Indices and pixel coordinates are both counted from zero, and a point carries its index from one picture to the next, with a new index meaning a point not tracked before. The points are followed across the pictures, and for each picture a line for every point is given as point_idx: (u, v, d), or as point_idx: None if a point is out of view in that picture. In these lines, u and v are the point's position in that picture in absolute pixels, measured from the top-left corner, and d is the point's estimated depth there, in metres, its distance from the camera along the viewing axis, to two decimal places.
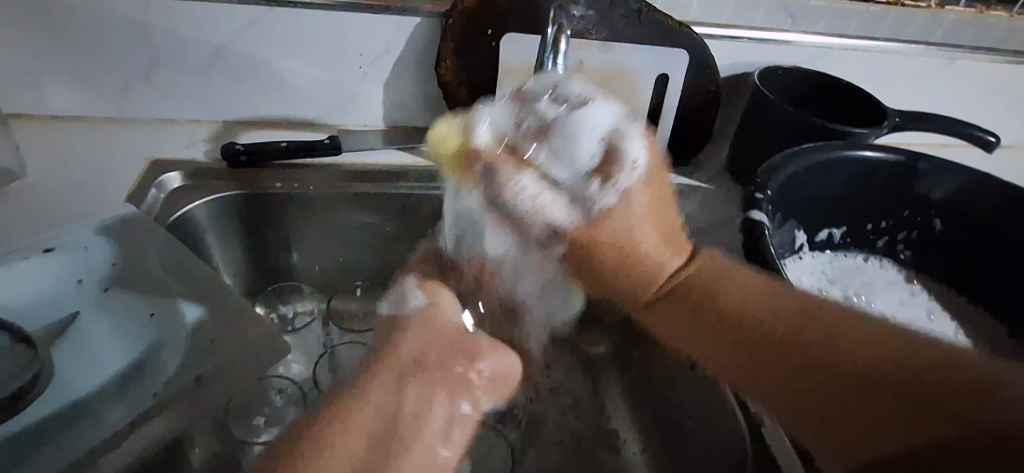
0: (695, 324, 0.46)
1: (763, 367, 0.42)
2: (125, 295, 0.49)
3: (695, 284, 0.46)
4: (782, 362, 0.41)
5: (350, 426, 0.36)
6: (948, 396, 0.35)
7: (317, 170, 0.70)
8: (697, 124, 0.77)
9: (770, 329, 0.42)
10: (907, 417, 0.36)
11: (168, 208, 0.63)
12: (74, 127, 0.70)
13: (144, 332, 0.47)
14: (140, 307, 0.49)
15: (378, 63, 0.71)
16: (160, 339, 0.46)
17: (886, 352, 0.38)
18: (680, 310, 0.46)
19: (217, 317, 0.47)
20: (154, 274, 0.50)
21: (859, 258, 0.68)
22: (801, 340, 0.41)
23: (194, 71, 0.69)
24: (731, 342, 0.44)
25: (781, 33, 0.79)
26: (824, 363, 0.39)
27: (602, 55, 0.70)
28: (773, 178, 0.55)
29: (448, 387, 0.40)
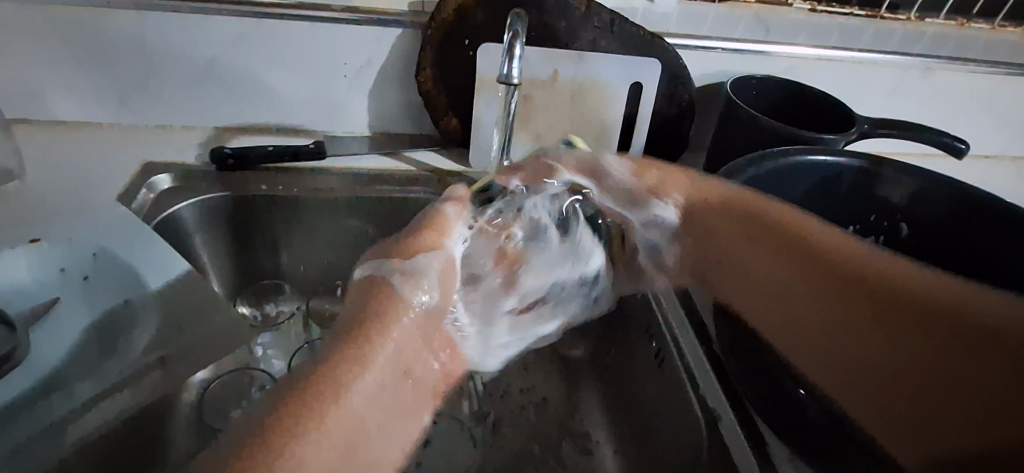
0: (766, 261, 0.57)
1: (825, 299, 0.54)
2: (108, 285, 0.52)
3: (769, 224, 0.56)
4: (847, 297, 0.53)
5: (322, 429, 0.38)
6: (969, 326, 0.48)
7: (300, 173, 0.73)
8: (672, 132, 0.79)
9: (841, 268, 0.53)
10: (942, 350, 0.48)
11: (156, 208, 0.66)
12: (73, 132, 0.74)
13: (120, 317, 0.51)
14: (119, 295, 0.52)
15: (362, 72, 0.75)
16: (138, 325, 0.50)
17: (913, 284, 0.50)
18: (734, 239, 0.59)
19: (189, 307, 0.50)
20: (134, 267, 0.53)
21: None
22: (870, 280, 0.52)
23: (188, 80, 0.73)
24: (782, 264, 0.56)
25: (756, 44, 0.80)
26: (886, 299, 0.51)
27: (575, 66, 0.73)
28: (732, 181, 0.57)
29: (418, 391, 0.47)
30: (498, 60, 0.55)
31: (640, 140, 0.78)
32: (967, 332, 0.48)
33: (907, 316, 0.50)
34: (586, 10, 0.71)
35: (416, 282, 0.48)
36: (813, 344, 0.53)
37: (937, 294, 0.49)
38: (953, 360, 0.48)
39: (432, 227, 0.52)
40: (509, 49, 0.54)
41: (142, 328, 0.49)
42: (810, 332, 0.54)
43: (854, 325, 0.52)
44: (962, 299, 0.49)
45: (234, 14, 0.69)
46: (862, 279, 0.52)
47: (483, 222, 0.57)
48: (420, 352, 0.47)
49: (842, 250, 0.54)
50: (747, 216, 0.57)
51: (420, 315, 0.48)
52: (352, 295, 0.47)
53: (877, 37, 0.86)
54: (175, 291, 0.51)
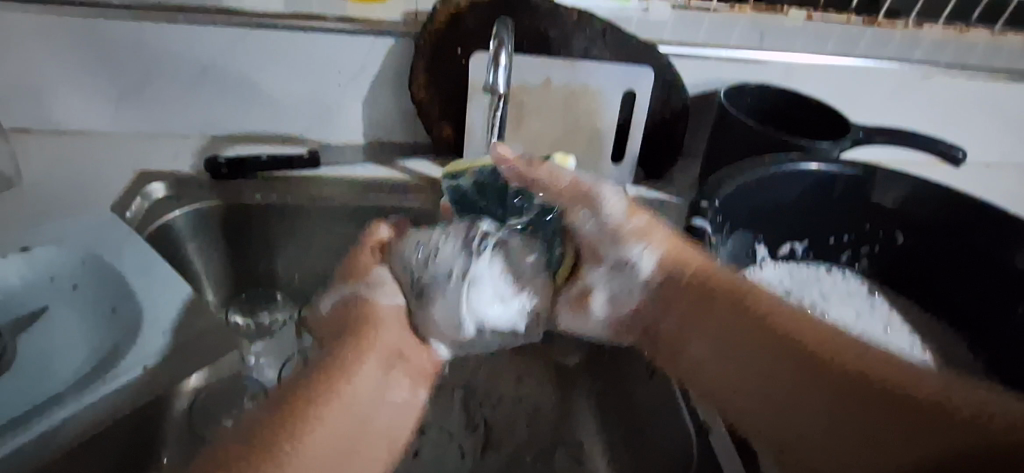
0: (729, 332, 0.50)
1: (776, 371, 0.47)
2: (97, 292, 0.53)
3: (726, 290, 0.51)
4: (805, 368, 0.46)
5: (301, 435, 0.43)
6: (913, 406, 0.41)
7: (294, 181, 0.73)
8: (666, 140, 0.79)
9: (812, 348, 0.46)
10: (895, 428, 0.41)
11: (149, 216, 0.67)
12: (71, 140, 0.74)
13: (108, 325, 0.51)
14: (106, 304, 0.52)
15: (356, 80, 0.75)
16: (123, 333, 0.50)
17: (866, 360, 0.44)
18: (689, 302, 0.52)
19: (175, 314, 0.50)
20: (119, 275, 0.52)
21: (822, 269, 0.68)
22: (829, 355, 0.45)
23: (183, 89, 0.74)
24: (735, 332, 0.49)
25: (749, 52, 0.80)
26: (843, 379, 0.44)
27: (568, 74, 0.73)
28: (722, 188, 0.57)
29: (411, 375, 0.52)
30: (484, 69, 0.56)
31: (635, 148, 0.78)
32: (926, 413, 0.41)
33: (849, 389, 0.44)
34: (578, 18, 0.72)
35: (386, 288, 0.53)
36: (776, 415, 0.47)
37: (920, 390, 0.42)
38: (912, 454, 0.40)
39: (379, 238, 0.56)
40: (496, 58, 0.55)
41: (128, 336, 0.49)
42: (760, 405, 0.47)
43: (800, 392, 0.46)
44: (909, 376, 0.43)
45: (229, 23, 0.69)
46: (818, 352, 0.46)
47: (430, 249, 0.51)
48: (410, 340, 0.52)
49: (803, 324, 0.47)
50: (705, 282, 0.51)
51: (394, 314, 0.52)
52: (334, 317, 0.53)
53: (873, 44, 0.86)
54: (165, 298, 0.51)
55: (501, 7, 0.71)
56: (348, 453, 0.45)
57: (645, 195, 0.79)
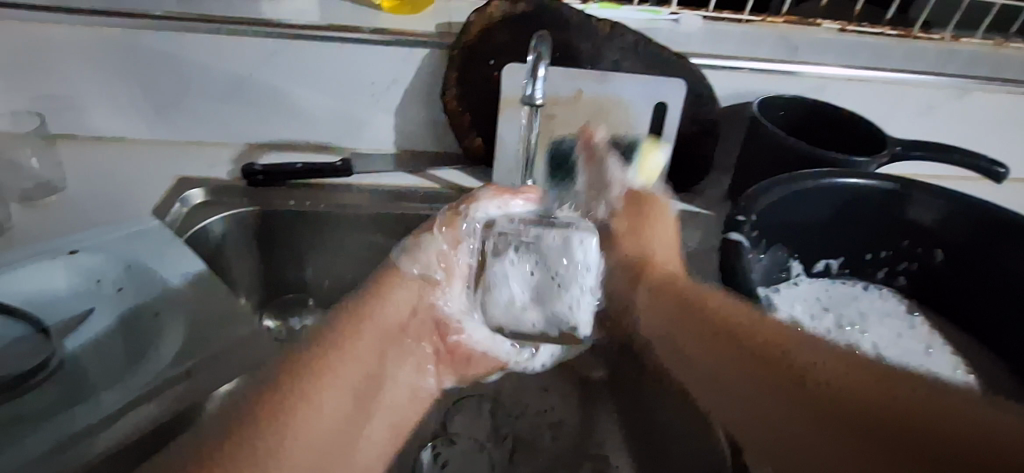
0: (694, 336, 0.48)
1: (733, 370, 0.44)
2: (137, 297, 0.54)
3: (695, 296, 0.50)
4: (761, 377, 0.42)
5: (312, 395, 0.44)
6: (890, 412, 0.35)
7: (326, 189, 0.74)
8: (696, 152, 0.79)
9: (774, 348, 0.43)
10: (874, 455, 0.35)
11: (187, 222, 0.68)
12: (113, 147, 0.77)
13: (148, 330, 0.52)
14: (146, 308, 0.53)
15: (388, 91, 0.76)
16: (163, 339, 0.50)
17: (833, 361, 0.40)
18: (663, 302, 0.52)
19: (213, 321, 0.51)
20: (162, 279, 0.54)
21: (858, 287, 0.67)
22: (796, 364, 0.41)
23: (222, 99, 0.76)
24: (703, 333, 0.47)
25: (782, 65, 0.79)
26: (818, 390, 0.39)
27: (600, 86, 0.73)
28: (757, 203, 0.56)
29: (416, 359, 0.59)
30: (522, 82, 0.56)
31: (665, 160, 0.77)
32: (903, 423, 0.35)
33: (824, 403, 0.38)
34: (609, 30, 0.72)
35: (419, 260, 0.58)
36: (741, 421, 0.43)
37: (897, 401, 0.36)
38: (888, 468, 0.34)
39: (471, 198, 0.59)
40: (533, 70, 0.55)
41: (167, 341, 0.50)
42: (722, 405, 0.44)
43: (753, 401, 0.42)
44: (886, 381, 0.37)
45: (267, 35, 0.71)
46: (776, 355, 0.42)
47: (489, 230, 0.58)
48: (414, 325, 0.58)
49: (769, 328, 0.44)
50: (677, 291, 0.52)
51: (420, 285, 0.58)
52: (370, 278, 0.57)
53: (908, 57, 0.84)
54: (203, 303, 0.53)
55: (533, 20, 0.71)
56: (348, 428, 0.46)
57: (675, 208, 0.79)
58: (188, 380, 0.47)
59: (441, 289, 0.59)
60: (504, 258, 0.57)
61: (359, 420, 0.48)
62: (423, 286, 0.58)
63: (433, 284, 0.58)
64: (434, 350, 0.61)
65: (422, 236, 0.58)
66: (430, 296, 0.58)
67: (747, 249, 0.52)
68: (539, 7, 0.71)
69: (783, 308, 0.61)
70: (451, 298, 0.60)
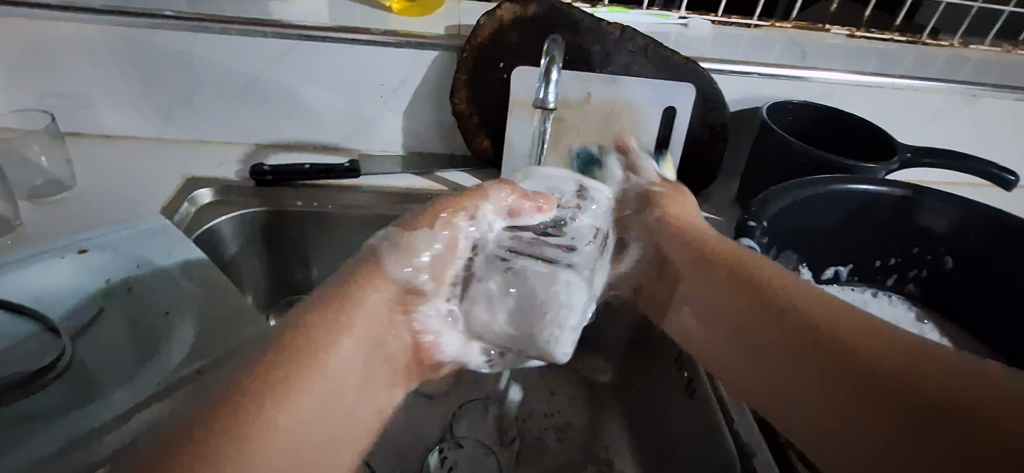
0: (728, 300, 0.49)
1: (767, 334, 0.45)
2: (148, 296, 0.54)
3: (731, 262, 0.51)
4: (795, 340, 0.43)
5: (270, 417, 0.36)
6: (921, 383, 0.37)
7: (334, 190, 0.74)
8: (704, 157, 0.79)
9: (807, 315, 0.44)
10: (900, 422, 0.37)
11: (196, 221, 0.68)
12: (123, 145, 0.77)
13: (157, 329, 0.52)
14: (156, 307, 0.53)
15: (397, 93, 0.76)
16: (173, 338, 0.50)
17: (869, 330, 0.41)
18: (695, 266, 0.53)
19: (222, 321, 0.51)
20: (173, 279, 0.55)
21: (867, 293, 0.67)
22: (832, 330, 0.42)
23: (231, 98, 0.76)
24: (738, 296, 0.48)
25: (792, 70, 0.78)
26: (851, 357, 0.40)
27: (610, 90, 0.73)
28: (768, 208, 0.56)
29: (391, 371, 0.46)
30: (535, 86, 0.56)
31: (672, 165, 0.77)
32: (933, 393, 0.36)
33: (856, 370, 0.39)
34: (620, 34, 0.72)
35: (405, 256, 0.46)
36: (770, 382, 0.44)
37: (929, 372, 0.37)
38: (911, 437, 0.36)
39: (478, 194, 0.49)
40: (547, 74, 0.55)
41: (177, 340, 0.50)
42: (752, 366, 0.46)
43: (784, 356, 0.44)
44: (919, 352, 0.38)
45: (278, 36, 0.71)
46: (810, 323, 0.43)
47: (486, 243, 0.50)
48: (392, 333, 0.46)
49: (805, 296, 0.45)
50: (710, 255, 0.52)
51: (401, 290, 0.46)
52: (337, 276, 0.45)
53: (918, 63, 0.84)
54: (213, 302, 0.53)
55: (544, 23, 0.71)
56: (316, 453, 0.38)
57: None
58: (197, 380, 0.47)
59: (427, 298, 0.47)
60: (490, 277, 0.49)
61: (328, 443, 0.40)
62: (402, 289, 0.46)
63: (417, 292, 0.47)
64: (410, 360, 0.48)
65: (411, 232, 0.47)
66: (411, 302, 0.47)
67: (758, 256, 0.52)
68: (549, 10, 0.71)
69: None
70: (435, 311, 0.48)
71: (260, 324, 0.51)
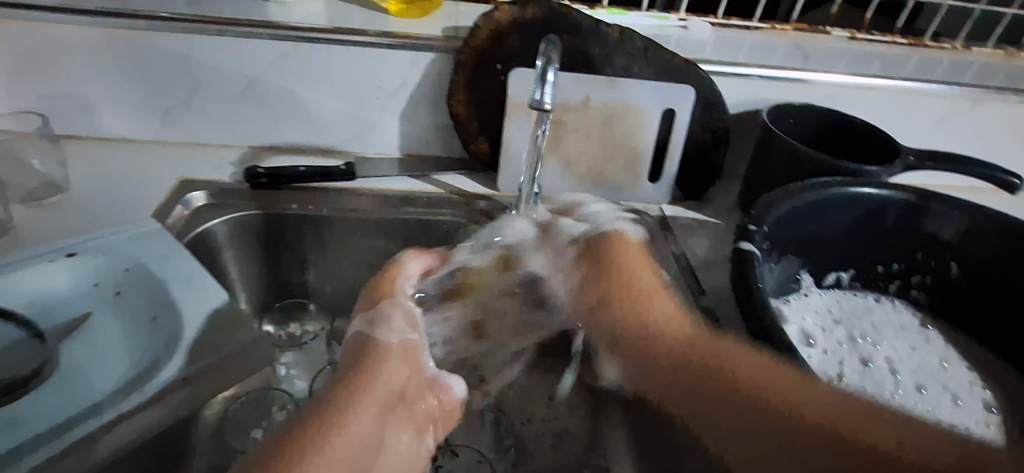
0: (704, 390, 0.45)
1: (761, 430, 0.42)
2: (137, 301, 0.53)
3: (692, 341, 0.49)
4: (793, 437, 0.40)
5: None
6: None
7: (330, 193, 0.73)
8: (705, 160, 0.78)
9: (794, 410, 0.41)
10: None
11: (190, 224, 0.67)
12: (118, 148, 0.76)
13: (145, 334, 0.51)
14: (145, 312, 0.52)
15: (394, 95, 0.75)
16: (162, 342, 0.49)
17: (863, 419, 0.38)
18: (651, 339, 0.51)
19: (212, 325, 0.50)
20: (158, 281, 0.53)
21: (870, 299, 0.65)
22: (826, 423, 0.39)
23: (227, 101, 0.75)
24: (715, 385, 0.45)
25: (794, 72, 0.78)
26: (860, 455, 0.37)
27: (608, 92, 0.72)
28: (769, 211, 0.55)
29: (415, 422, 0.49)
30: (531, 86, 0.55)
31: (672, 168, 0.76)
32: None
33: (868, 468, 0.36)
34: (619, 36, 0.71)
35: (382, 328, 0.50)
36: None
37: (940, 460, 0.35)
38: None
39: (397, 267, 0.56)
40: (543, 75, 0.54)
41: (165, 345, 0.49)
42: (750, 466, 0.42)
43: (781, 452, 0.40)
44: (922, 441, 0.36)
45: (275, 37, 0.70)
46: (805, 417, 0.40)
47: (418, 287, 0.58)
48: (408, 391, 0.49)
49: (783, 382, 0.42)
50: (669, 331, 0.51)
51: (404, 350, 0.50)
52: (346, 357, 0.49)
53: (921, 66, 0.83)
54: (204, 307, 0.52)
55: (543, 25, 0.70)
56: None
57: (682, 216, 0.78)
58: (187, 386, 0.46)
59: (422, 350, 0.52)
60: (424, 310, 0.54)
61: None
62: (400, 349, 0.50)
63: (416, 349, 0.51)
64: (430, 414, 0.51)
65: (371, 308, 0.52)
66: (415, 359, 0.51)
67: (759, 259, 0.51)
68: (549, 13, 0.70)
69: (794, 320, 0.59)
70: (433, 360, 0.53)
71: (252, 330, 0.50)
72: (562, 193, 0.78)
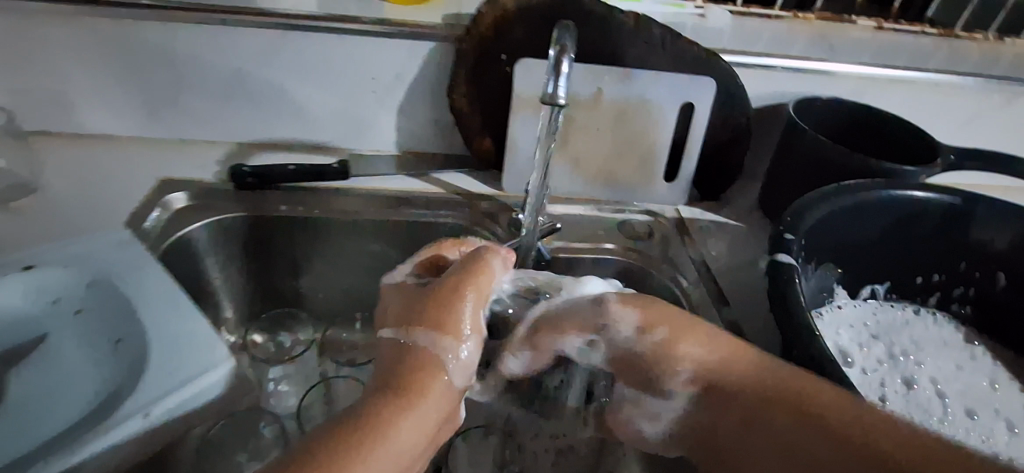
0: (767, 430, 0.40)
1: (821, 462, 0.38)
2: (101, 318, 0.48)
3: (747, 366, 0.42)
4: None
5: None
6: None
7: (322, 194, 0.68)
8: (725, 159, 0.72)
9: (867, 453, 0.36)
10: None
11: (168, 229, 0.62)
12: (94, 145, 0.71)
13: (109, 360, 0.46)
14: (111, 331, 0.47)
15: (391, 88, 0.70)
16: (129, 368, 0.44)
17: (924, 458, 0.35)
18: (714, 355, 0.43)
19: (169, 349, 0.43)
20: (118, 294, 0.47)
21: (909, 311, 0.59)
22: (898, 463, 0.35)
23: (211, 94, 0.69)
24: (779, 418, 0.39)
25: (820, 64, 0.72)
26: None
27: (621, 85, 0.67)
28: (805, 219, 0.50)
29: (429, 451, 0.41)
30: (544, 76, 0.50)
31: (691, 166, 0.71)
32: None
33: None
34: (634, 24, 0.65)
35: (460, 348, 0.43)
36: None
37: None
38: None
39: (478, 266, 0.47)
40: (557, 65, 0.48)
41: (131, 371, 0.43)
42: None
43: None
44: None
45: (260, 25, 0.65)
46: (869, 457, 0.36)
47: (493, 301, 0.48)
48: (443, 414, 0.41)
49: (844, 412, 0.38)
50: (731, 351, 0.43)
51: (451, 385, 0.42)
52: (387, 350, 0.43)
53: (953, 57, 0.78)
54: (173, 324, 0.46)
55: (552, 11, 0.65)
56: None
57: (699, 218, 0.73)
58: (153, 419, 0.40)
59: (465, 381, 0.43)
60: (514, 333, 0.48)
61: None
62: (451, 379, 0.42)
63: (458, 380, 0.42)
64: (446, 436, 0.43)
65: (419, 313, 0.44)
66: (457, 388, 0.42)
67: (798, 272, 0.46)
68: None
69: (829, 336, 0.54)
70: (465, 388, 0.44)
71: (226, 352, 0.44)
72: (573, 193, 0.73)
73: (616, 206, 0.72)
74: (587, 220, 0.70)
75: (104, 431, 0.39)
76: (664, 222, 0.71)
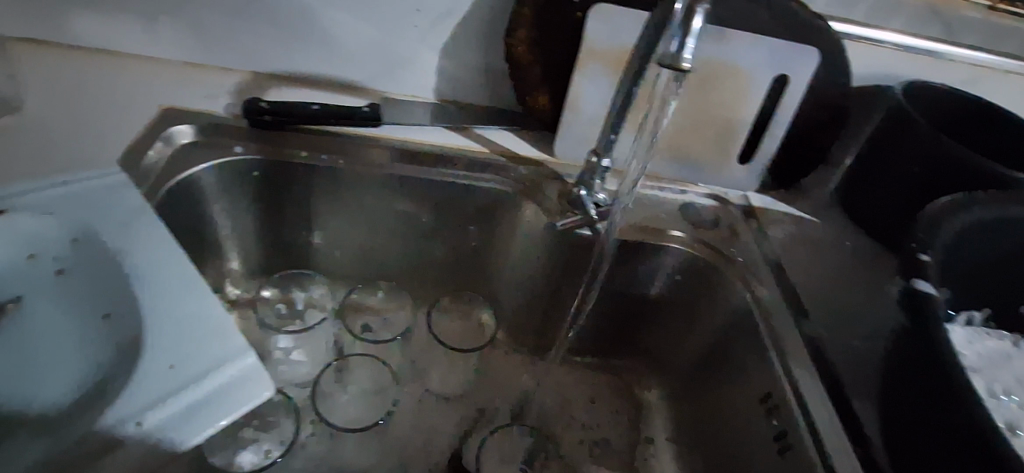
0: None
1: None
2: (83, 283, 0.41)
3: None
4: None
5: None
6: None
7: (350, 141, 0.59)
8: (814, 145, 0.63)
9: None
10: None
11: (173, 167, 0.53)
12: (86, 59, 0.61)
13: (98, 337, 0.39)
14: (97, 307, 0.40)
15: (437, 25, 0.60)
16: (120, 352, 0.37)
17: None
18: None
19: (168, 337, 0.36)
20: (101, 258, 0.40)
21: (1006, 341, 0.54)
22: None
23: (225, 12, 0.59)
24: None
25: (936, 44, 0.62)
26: None
27: (714, 45, 0.56)
28: (936, 233, 0.45)
29: None
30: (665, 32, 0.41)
31: (771, 148, 0.61)
32: None
33: None
34: None
35: None
36: None
37: None
38: None
39: None
40: (687, 20, 0.40)
41: (125, 354, 0.36)
42: None
43: None
44: None
45: None
46: None
47: None
48: None
49: None
50: None
51: None
52: None
53: None
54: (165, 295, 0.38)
55: None
56: None
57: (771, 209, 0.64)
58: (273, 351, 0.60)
59: None
60: None
61: None
62: None
63: None
64: None
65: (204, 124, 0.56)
66: None
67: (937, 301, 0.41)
68: None
69: None
70: None
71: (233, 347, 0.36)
72: None
73: (679, 187, 0.64)
74: (647, 200, 0.62)
75: (85, 438, 0.32)
76: (732, 210, 0.63)
